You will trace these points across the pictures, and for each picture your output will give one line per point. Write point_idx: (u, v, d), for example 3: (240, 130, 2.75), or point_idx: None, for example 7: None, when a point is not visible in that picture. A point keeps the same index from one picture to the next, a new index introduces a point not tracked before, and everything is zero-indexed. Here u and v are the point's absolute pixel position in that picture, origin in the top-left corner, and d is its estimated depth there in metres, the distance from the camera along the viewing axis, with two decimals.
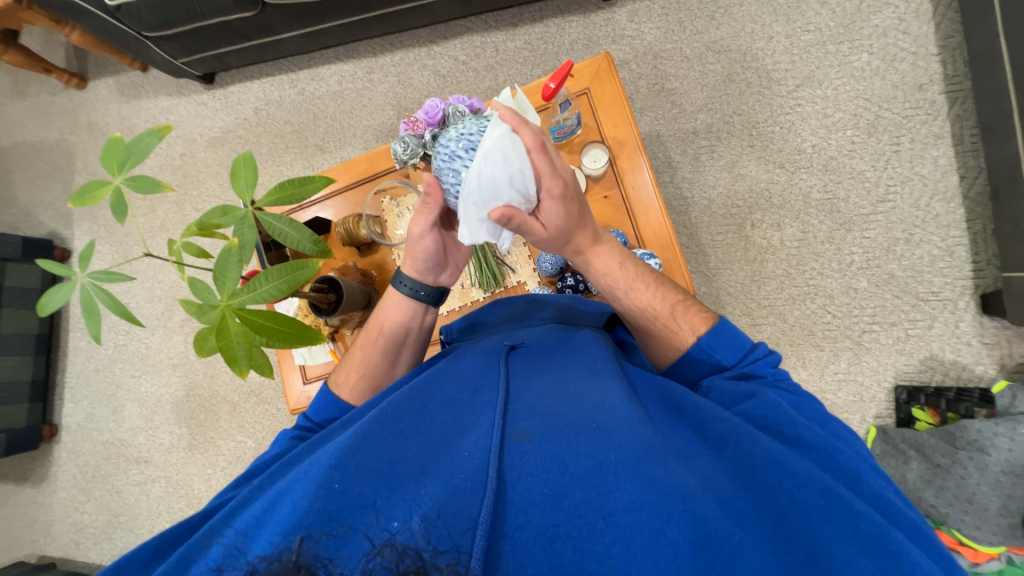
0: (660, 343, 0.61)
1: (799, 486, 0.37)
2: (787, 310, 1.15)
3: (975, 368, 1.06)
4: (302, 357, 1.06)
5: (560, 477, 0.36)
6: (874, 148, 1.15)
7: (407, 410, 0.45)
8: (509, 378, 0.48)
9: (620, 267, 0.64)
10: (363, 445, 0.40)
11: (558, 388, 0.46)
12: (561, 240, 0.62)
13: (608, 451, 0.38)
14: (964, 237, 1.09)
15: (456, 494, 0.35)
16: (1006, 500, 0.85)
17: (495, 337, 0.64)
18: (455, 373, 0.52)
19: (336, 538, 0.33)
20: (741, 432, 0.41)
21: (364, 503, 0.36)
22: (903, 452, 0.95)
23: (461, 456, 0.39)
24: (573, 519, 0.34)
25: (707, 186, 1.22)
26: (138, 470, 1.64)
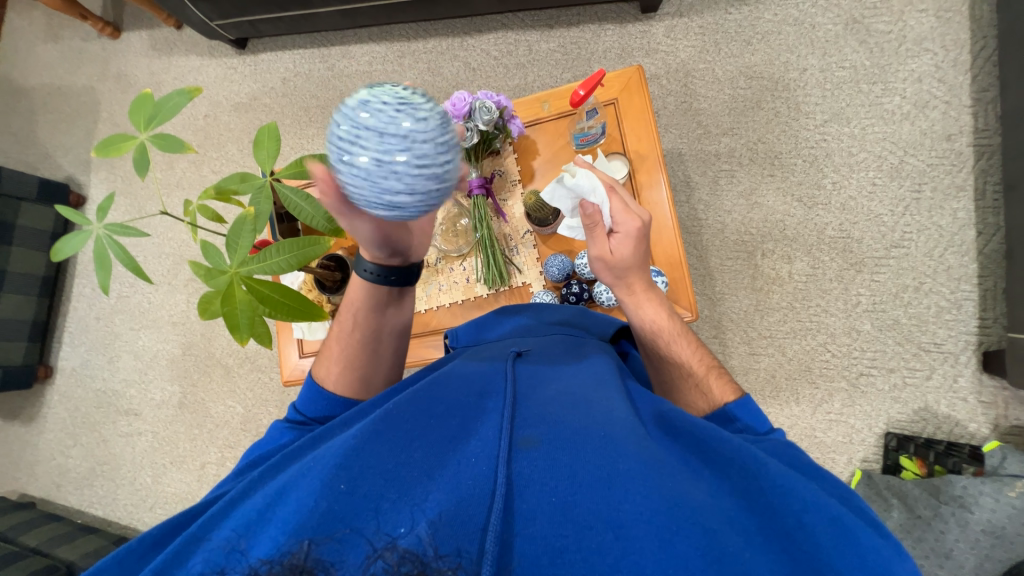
0: (688, 398, 0.60)
1: (805, 509, 0.36)
2: (787, 344, 1.15)
3: (968, 425, 1.05)
4: (301, 330, 1.07)
5: (568, 486, 0.37)
6: (894, 192, 1.15)
7: (413, 411, 0.46)
8: (516, 386, 0.50)
9: (669, 319, 0.67)
10: (368, 444, 0.41)
11: (565, 398, 0.47)
12: (621, 273, 0.69)
13: (614, 462, 0.38)
14: (973, 292, 1.08)
15: (463, 502, 0.36)
16: (983, 560, 0.84)
17: (501, 344, 0.65)
18: (462, 378, 0.53)
19: (340, 538, 0.34)
20: (747, 454, 0.40)
21: (369, 504, 0.36)
22: (885, 499, 0.94)
23: (467, 463, 0.40)
24: (581, 530, 0.34)
25: (722, 210, 1.22)
26: (127, 421, 1.66)
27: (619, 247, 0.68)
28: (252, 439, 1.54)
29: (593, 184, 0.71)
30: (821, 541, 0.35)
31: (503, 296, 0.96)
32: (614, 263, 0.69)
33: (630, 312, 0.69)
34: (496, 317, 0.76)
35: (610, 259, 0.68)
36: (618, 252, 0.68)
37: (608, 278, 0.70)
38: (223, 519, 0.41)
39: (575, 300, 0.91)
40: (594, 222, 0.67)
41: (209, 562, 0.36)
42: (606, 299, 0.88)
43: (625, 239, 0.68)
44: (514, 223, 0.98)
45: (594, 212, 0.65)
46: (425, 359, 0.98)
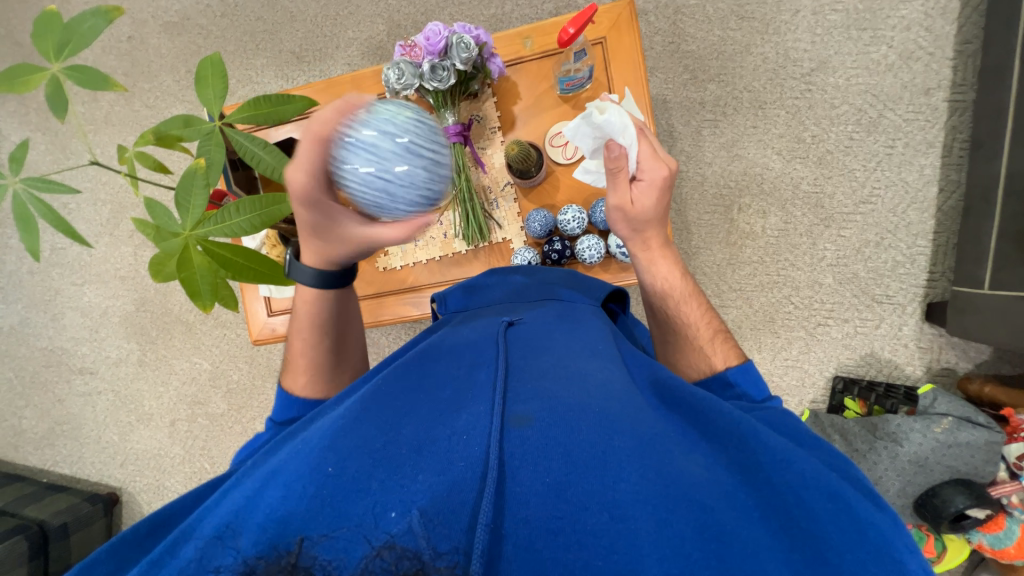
0: (689, 359, 0.64)
1: (790, 479, 0.39)
2: (755, 296, 1.20)
3: (905, 368, 1.15)
4: (268, 289, 1.01)
5: (563, 466, 0.38)
6: (869, 147, 1.16)
7: (401, 391, 0.46)
8: (507, 358, 0.50)
9: (681, 277, 0.69)
10: (358, 426, 0.41)
11: (558, 372, 0.48)
12: (640, 226, 0.68)
13: (609, 440, 0.39)
14: (927, 247, 1.14)
15: (455, 486, 0.36)
16: (906, 484, 0.95)
17: (491, 312, 0.65)
18: (452, 354, 0.53)
19: (336, 529, 0.33)
20: (740, 430, 0.43)
21: (357, 486, 0.36)
22: (829, 435, 1.05)
23: (460, 440, 0.40)
24: (576, 511, 0.35)
25: (703, 162, 1.20)
26: (82, 380, 1.57)
27: (642, 198, 0.67)
28: (222, 395, 1.50)
29: (624, 123, 0.68)
30: (817, 513, 0.38)
31: (482, 254, 0.93)
32: (633, 215, 0.68)
33: (642, 269, 0.70)
34: (482, 279, 0.74)
35: (630, 209, 0.67)
36: (640, 204, 0.67)
37: (624, 231, 0.70)
38: (212, 507, 0.41)
39: (557, 258, 0.88)
40: (618, 167, 0.66)
41: (198, 550, 0.36)
42: (589, 256, 0.86)
43: (649, 189, 0.68)
44: (494, 174, 0.93)
45: (620, 155, 0.64)
46: (402, 317, 0.96)
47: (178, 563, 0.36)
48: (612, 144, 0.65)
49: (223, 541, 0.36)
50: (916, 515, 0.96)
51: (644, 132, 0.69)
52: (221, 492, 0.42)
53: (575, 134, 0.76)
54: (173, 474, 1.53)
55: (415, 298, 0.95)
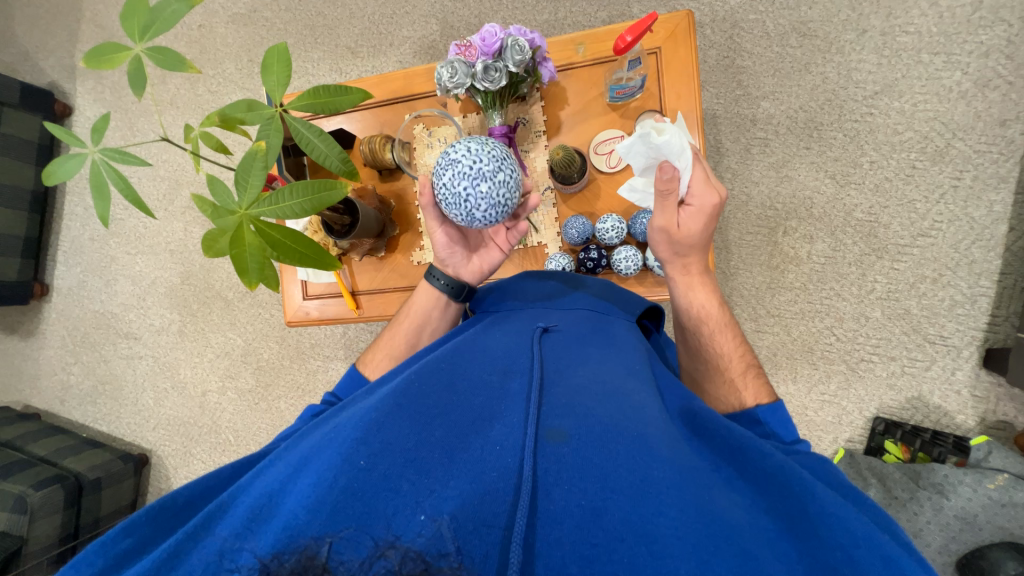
0: (718, 392, 0.62)
1: (840, 528, 0.37)
2: (794, 324, 1.16)
3: (956, 416, 1.07)
4: (306, 273, 1.04)
5: (597, 490, 0.37)
6: (933, 177, 1.09)
7: (435, 388, 0.47)
8: (542, 370, 0.50)
9: (718, 307, 0.67)
10: (390, 421, 0.42)
11: (593, 388, 0.47)
12: (682, 250, 0.66)
13: (646, 468, 0.38)
14: (991, 288, 1.06)
15: (486, 495, 0.37)
16: (949, 542, 0.87)
17: (524, 317, 0.64)
18: (486, 357, 0.53)
19: (348, 527, 0.34)
20: (788, 472, 0.40)
21: (389, 484, 0.37)
22: (865, 478, 0.98)
23: (492, 452, 0.40)
24: (610, 540, 0.34)
25: (750, 181, 1.17)
26: (127, 344, 1.67)
27: (688, 222, 0.65)
28: (252, 371, 1.56)
29: (682, 146, 0.64)
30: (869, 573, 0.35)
31: (517, 256, 0.94)
32: (676, 238, 0.65)
33: (679, 293, 0.68)
34: (513, 281, 0.73)
35: (676, 233, 0.65)
36: (685, 228, 0.65)
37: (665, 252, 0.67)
38: (247, 486, 0.42)
39: (591, 267, 0.87)
40: (669, 190, 0.62)
41: (232, 533, 0.37)
42: (624, 268, 0.85)
43: (696, 214, 0.65)
44: (535, 178, 0.93)
45: (673, 178, 0.61)
46: None
47: (211, 542, 0.37)
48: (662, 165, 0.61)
49: (257, 527, 0.37)
50: None
51: (699, 156, 0.65)
52: (256, 473, 0.43)
53: (628, 151, 0.69)
54: (199, 442, 1.59)
55: None
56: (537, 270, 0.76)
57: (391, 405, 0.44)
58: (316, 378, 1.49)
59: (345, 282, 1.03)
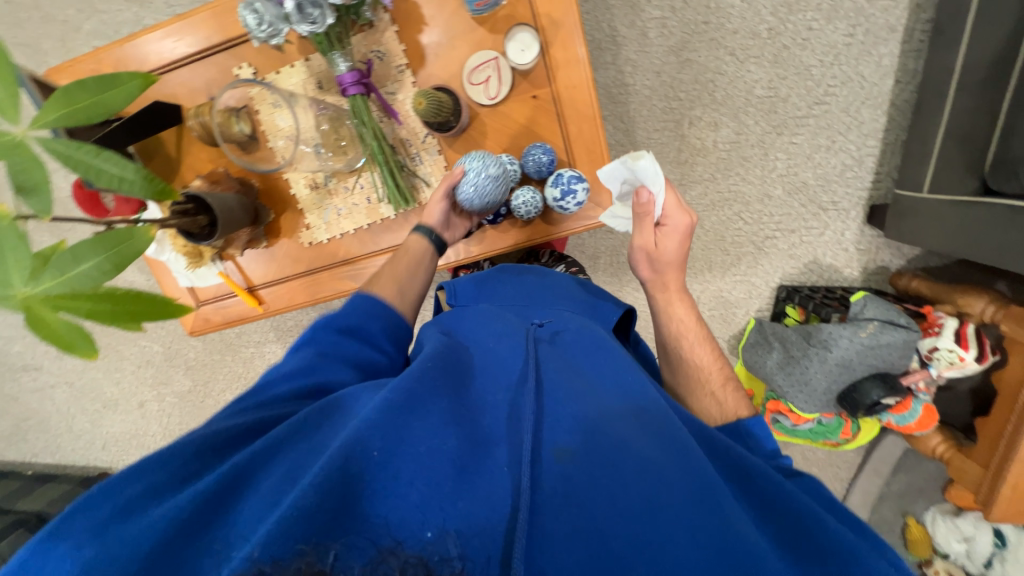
0: (700, 402, 0.64)
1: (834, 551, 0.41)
2: (705, 216, 1.19)
3: (844, 271, 1.20)
4: (188, 279, 0.93)
5: (604, 513, 0.40)
6: (828, 38, 1.04)
7: (449, 390, 0.47)
8: (556, 376, 0.51)
9: (697, 323, 0.71)
10: (405, 419, 0.42)
11: (607, 404, 0.49)
12: (660, 268, 0.72)
13: (657, 493, 0.41)
14: (877, 147, 1.10)
15: (493, 514, 0.40)
16: (833, 384, 1.02)
17: (522, 314, 0.63)
18: (496, 365, 0.53)
19: (349, 536, 0.35)
20: (793, 497, 0.44)
21: (396, 489, 0.38)
22: (769, 343, 1.12)
23: (504, 469, 0.42)
24: (612, 564, 0.38)
25: (650, 71, 1.09)
26: (31, 376, 1.51)
27: (668, 243, 0.71)
28: (184, 372, 1.47)
29: (656, 171, 0.67)
30: None
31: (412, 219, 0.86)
32: (656, 258, 0.72)
33: (659, 309, 0.73)
34: (498, 275, 0.73)
35: (654, 251, 0.71)
36: (665, 248, 0.71)
37: (649, 275, 0.74)
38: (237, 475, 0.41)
39: (491, 217, 0.81)
40: (644, 212, 0.70)
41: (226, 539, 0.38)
42: (525, 212, 0.80)
43: (672, 234, 0.71)
44: (410, 124, 0.81)
45: (648, 202, 0.68)
46: (342, 292, 0.92)
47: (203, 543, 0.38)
48: (638, 191, 0.69)
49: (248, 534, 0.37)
50: (839, 407, 1.05)
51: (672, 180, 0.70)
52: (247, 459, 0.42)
53: (608, 175, 0.72)
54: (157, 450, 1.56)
55: (351, 270, 0.90)
56: (517, 266, 0.76)
57: (404, 403, 0.43)
58: (254, 365, 1.44)
59: (236, 281, 0.93)
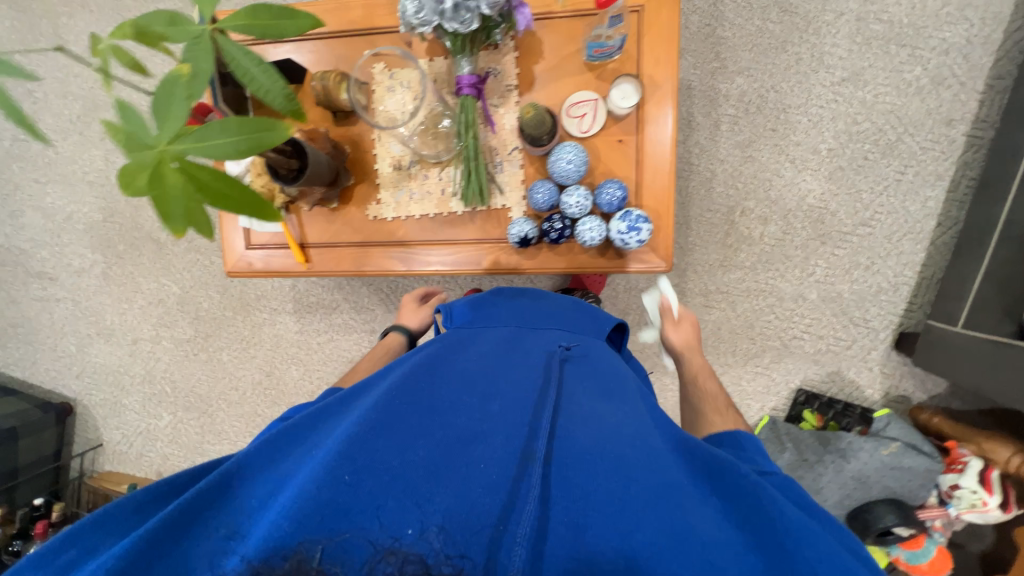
0: None
1: (789, 530, 0.43)
2: (739, 301, 1.22)
3: (865, 390, 1.20)
4: (248, 219, 0.96)
5: (580, 510, 0.45)
6: (881, 170, 1.13)
7: (418, 405, 0.54)
8: (519, 392, 0.59)
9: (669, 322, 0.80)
10: (369, 440, 0.49)
11: (569, 414, 0.55)
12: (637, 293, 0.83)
13: (626, 488, 0.46)
14: (912, 279, 1.15)
15: (461, 514, 0.44)
16: (845, 497, 0.98)
17: (503, 342, 0.72)
18: (461, 381, 0.61)
19: (338, 535, 0.42)
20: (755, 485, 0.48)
21: (367, 501, 0.44)
22: (781, 442, 1.08)
23: (475, 471, 0.48)
24: (594, 553, 0.42)
25: (716, 159, 1.18)
26: (40, 285, 1.50)
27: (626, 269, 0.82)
28: (190, 320, 1.45)
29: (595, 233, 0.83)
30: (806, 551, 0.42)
31: (478, 218, 0.91)
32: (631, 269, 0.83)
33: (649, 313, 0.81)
34: (489, 304, 0.86)
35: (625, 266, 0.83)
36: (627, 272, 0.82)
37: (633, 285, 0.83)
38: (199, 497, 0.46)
39: (555, 235, 0.85)
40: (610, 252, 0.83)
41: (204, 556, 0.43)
42: (588, 239, 0.83)
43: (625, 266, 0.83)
44: (502, 135, 0.88)
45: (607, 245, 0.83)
46: (388, 270, 0.95)
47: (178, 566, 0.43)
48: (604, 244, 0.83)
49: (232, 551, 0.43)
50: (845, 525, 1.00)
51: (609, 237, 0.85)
52: (240, 458, 0.50)
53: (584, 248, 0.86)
54: (131, 392, 1.50)
55: (402, 251, 0.94)
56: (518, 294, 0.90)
57: (378, 426, 0.51)
58: (261, 331, 1.42)
59: (292, 233, 0.96)
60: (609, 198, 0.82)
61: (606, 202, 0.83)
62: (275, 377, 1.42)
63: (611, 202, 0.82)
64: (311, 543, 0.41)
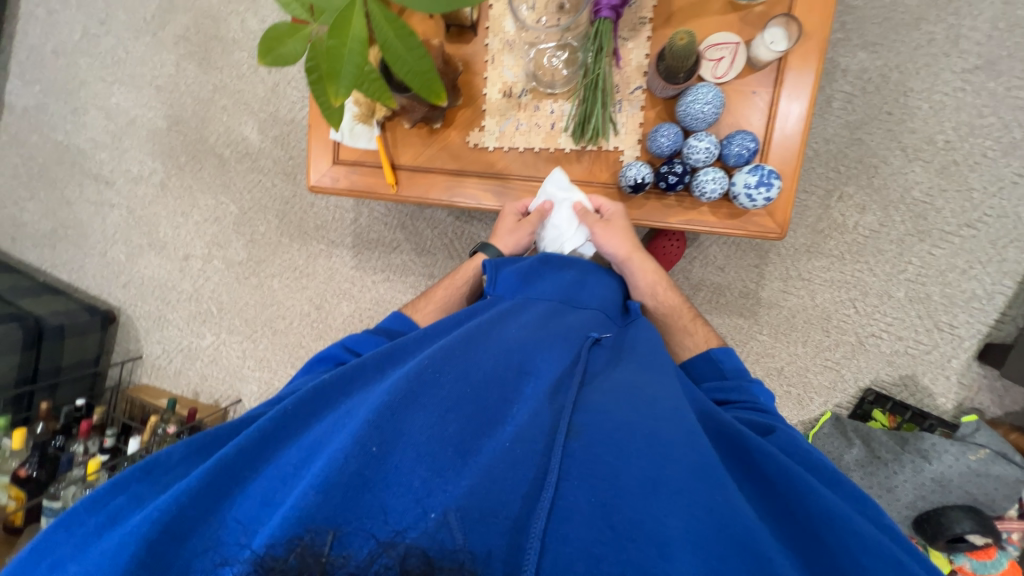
0: (678, 337, 0.83)
1: (822, 512, 0.46)
2: (820, 290, 1.17)
3: (938, 398, 1.15)
4: (339, 132, 0.91)
5: (608, 490, 0.47)
6: (998, 169, 1.07)
7: (450, 381, 0.56)
8: (549, 382, 0.60)
9: (653, 269, 0.86)
10: (403, 415, 0.51)
11: (598, 403, 0.57)
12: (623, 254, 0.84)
13: (660, 469, 0.48)
14: (1010, 288, 1.10)
15: (487, 495, 0.46)
16: (918, 499, 0.95)
17: (540, 317, 0.71)
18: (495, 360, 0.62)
19: (343, 525, 0.43)
20: (793, 474, 0.49)
21: (397, 477, 0.47)
22: (847, 438, 1.03)
23: (500, 455, 0.50)
24: (623, 537, 0.43)
25: (821, 137, 1.12)
26: (95, 188, 1.47)
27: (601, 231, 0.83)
28: (244, 243, 1.42)
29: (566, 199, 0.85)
30: (835, 536, 0.44)
31: (587, 158, 0.86)
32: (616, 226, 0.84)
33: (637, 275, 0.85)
34: (538, 267, 0.80)
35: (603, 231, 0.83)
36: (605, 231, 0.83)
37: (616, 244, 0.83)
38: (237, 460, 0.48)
39: (672, 182, 0.80)
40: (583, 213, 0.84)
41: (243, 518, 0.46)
42: (707, 191, 0.79)
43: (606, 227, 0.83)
44: (627, 72, 0.83)
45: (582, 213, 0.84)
46: (480, 205, 0.91)
47: (219, 527, 0.46)
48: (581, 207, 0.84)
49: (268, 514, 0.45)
50: (913, 529, 0.97)
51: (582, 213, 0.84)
52: (275, 421, 0.52)
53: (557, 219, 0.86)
54: (176, 309, 1.49)
55: (498, 185, 0.90)
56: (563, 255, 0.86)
57: (408, 402, 0.52)
58: (316, 263, 1.39)
59: (385, 152, 0.92)
60: (737, 150, 0.78)
61: (734, 154, 0.78)
62: (324, 311, 1.39)
63: (739, 155, 0.78)
64: (323, 531, 0.42)
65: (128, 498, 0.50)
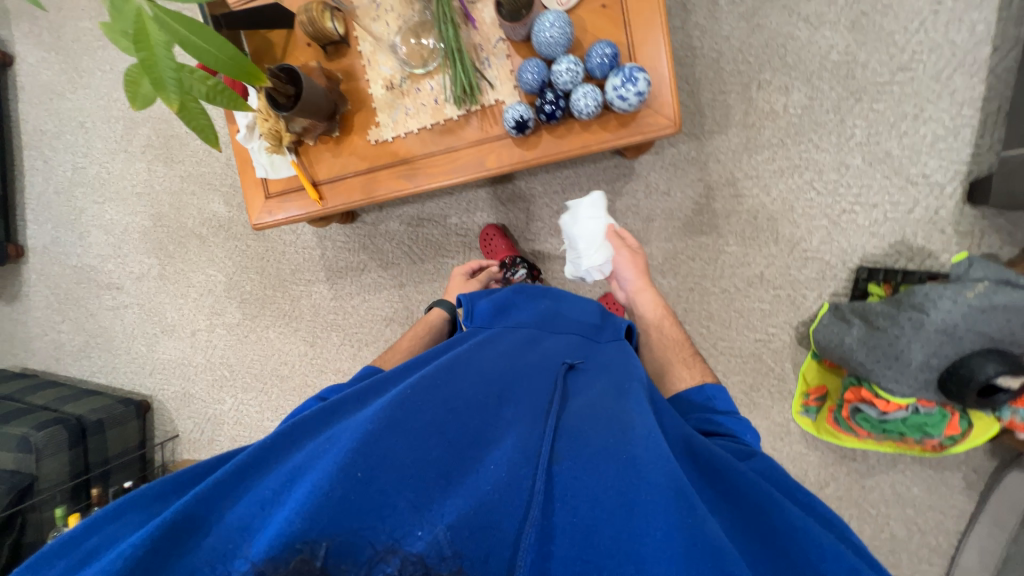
0: (675, 376, 0.80)
1: (799, 538, 0.44)
2: (773, 183, 1.13)
3: (940, 256, 1.06)
4: (264, 168, 1.01)
5: (591, 512, 0.46)
6: (912, 5, 1.02)
7: (431, 402, 0.55)
8: (530, 400, 0.60)
9: (660, 303, 0.93)
10: (383, 436, 0.49)
11: (577, 420, 0.56)
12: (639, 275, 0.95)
13: (637, 490, 0.46)
14: (974, 117, 1.01)
15: (475, 509, 0.45)
16: (931, 357, 0.85)
17: (516, 344, 0.73)
18: (474, 378, 0.62)
19: (338, 535, 0.41)
20: (764, 494, 0.48)
21: (383, 496, 0.45)
22: (848, 321, 0.97)
23: (485, 472, 0.49)
24: (602, 558, 0.43)
25: (720, 37, 1.11)
26: (110, 295, 1.66)
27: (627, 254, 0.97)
28: (237, 305, 1.54)
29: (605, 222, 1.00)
30: (815, 556, 0.43)
31: (474, 119, 0.90)
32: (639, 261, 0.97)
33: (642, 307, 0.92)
34: (511, 298, 0.84)
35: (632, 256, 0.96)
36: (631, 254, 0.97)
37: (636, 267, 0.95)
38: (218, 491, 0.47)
39: (549, 110, 0.82)
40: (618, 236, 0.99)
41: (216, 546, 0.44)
42: (584, 106, 0.80)
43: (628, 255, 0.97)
44: (485, 31, 0.88)
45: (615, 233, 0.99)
46: (399, 193, 0.97)
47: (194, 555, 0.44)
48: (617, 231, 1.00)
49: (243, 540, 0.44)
50: (938, 393, 0.88)
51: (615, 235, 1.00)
52: (254, 453, 0.51)
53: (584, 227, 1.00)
54: (197, 382, 1.61)
55: (407, 170, 0.95)
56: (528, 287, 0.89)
57: (390, 422, 0.51)
58: (301, 304, 1.48)
59: (304, 173, 0.99)
60: (598, 60, 0.80)
61: (598, 66, 0.80)
62: (318, 346, 1.47)
63: (602, 63, 0.80)
64: (318, 541, 0.40)
65: (102, 537, 0.48)
